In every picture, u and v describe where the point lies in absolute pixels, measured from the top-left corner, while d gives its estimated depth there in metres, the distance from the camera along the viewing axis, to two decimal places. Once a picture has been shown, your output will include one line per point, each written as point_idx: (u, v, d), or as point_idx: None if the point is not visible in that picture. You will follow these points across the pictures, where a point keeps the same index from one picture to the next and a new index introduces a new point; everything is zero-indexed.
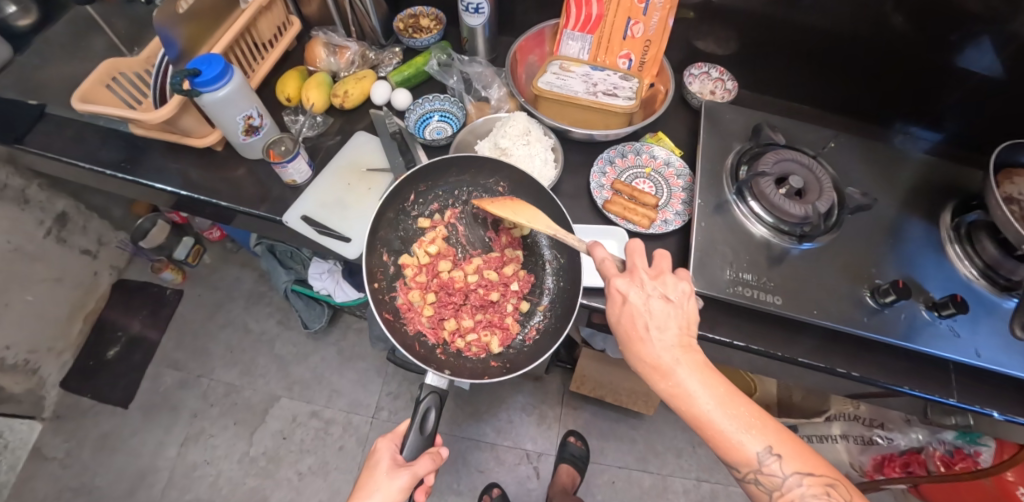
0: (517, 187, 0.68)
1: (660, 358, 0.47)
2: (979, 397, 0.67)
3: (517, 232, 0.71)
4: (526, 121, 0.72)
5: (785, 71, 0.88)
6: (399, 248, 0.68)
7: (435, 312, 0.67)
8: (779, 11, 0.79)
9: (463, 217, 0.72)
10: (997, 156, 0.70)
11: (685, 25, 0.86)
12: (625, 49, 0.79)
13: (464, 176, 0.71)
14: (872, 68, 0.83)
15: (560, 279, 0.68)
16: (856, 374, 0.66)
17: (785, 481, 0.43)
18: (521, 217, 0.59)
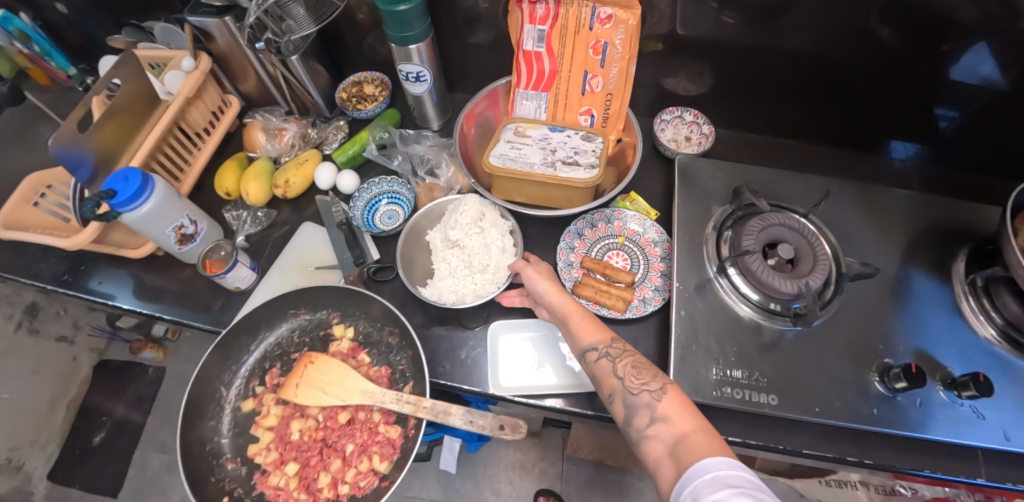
0: (310, 300, 0.66)
1: (551, 294, 0.57)
2: (1014, 474, 0.59)
3: (347, 339, 0.66)
4: (479, 204, 0.68)
5: (767, 103, 0.80)
6: (237, 448, 0.61)
7: (304, 478, 0.60)
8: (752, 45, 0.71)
9: (282, 369, 0.65)
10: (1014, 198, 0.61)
11: (652, 59, 0.77)
12: (585, 105, 0.71)
13: (260, 331, 0.65)
14: (859, 94, 0.75)
15: (402, 362, 0.63)
16: (869, 462, 0.58)
17: (625, 358, 0.51)
18: (332, 397, 0.61)
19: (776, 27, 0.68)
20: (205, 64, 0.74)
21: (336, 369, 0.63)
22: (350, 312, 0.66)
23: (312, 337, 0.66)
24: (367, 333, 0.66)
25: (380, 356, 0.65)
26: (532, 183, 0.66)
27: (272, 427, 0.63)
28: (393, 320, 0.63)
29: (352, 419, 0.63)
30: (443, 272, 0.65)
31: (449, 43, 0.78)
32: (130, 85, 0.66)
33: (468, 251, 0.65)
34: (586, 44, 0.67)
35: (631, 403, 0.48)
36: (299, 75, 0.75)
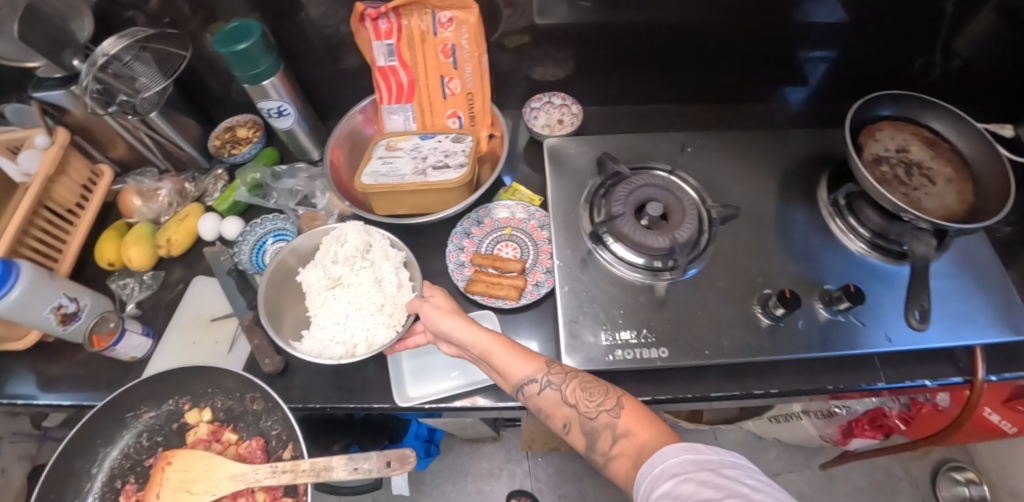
0: (150, 394, 0.60)
1: (459, 327, 0.53)
2: (907, 371, 0.63)
3: (205, 423, 0.62)
4: (365, 233, 0.66)
5: (635, 75, 0.83)
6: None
7: None
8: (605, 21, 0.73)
9: (141, 480, 0.60)
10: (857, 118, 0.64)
11: (515, 54, 0.79)
12: (450, 108, 0.73)
13: (100, 451, 0.58)
14: (719, 50, 0.79)
15: (274, 427, 0.60)
16: (774, 392, 0.60)
17: (564, 380, 0.49)
18: (202, 495, 0.54)
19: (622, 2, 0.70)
20: (62, 137, 0.72)
21: (197, 462, 0.55)
22: (205, 393, 0.62)
23: (168, 433, 0.62)
24: (228, 405, 0.62)
25: (248, 429, 0.62)
26: (406, 194, 0.67)
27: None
28: (252, 388, 0.59)
29: None
30: (327, 320, 0.62)
31: (314, 71, 0.79)
32: None
33: (353, 290, 0.63)
34: (435, 50, 0.69)
35: (590, 427, 0.45)
36: (165, 131, 0.75)
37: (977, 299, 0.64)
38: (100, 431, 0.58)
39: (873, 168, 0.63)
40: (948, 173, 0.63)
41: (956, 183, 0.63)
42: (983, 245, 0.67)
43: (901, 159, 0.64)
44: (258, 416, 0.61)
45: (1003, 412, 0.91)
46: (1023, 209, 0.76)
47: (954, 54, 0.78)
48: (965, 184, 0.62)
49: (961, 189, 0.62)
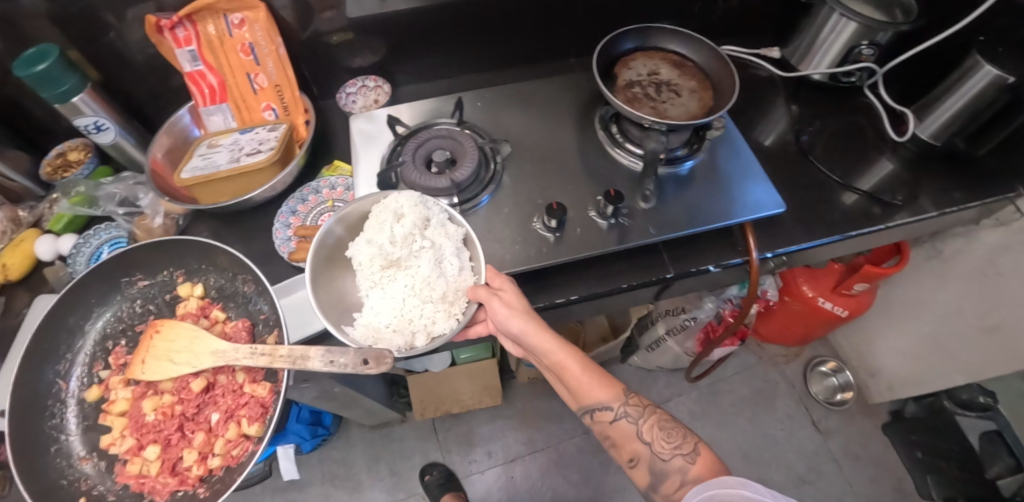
0: (146, 264, 0.68)
1: (527, 330, 0.57)
2: (693, 260, 0.72)
3: (195, 297, 0.68)
4: (421, 206, 0.61)
5: (447, 51, 0.91)
6: (89, 441, 0.62)
7: (165, 462, 0.61)
8: (409, 6, 0.80)
9: (131, 344, 0.67)
10: (605, 52, 0.71)
11: (331, 46, 0.84)
12: (263, 101, 0.79)
13: (97, 308, 0.66)
14: (515, 17, 0.88)
15: (258, 308, 0.66)
16: (575, 297, 0.68)
17: (641, 414, 0.57)
18: (184, 366, 0.62)
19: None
20: None
21: (183, 334, 0.63)
22: (207, 268, 0.69)
23: (157, 302, 0.69)
24: (215, 283, 0.69)
25: (238, 309, 0.68)
26: (224, 181, 0.72)
27: (124, 411, 0.63)
28: (244, 271, 0.65)
29: (208, 386, 0.64)
30: (380, 306, 0.60)
31: (136, 86, 0.82)
32: None
33: (415, 272, 0.61)
34: (233, 49, 0.75)
35: (661, 468, 0.54)
36: None
37: (742, 184, 0.71)
38: (92, 289, 0.65)
39: (624, 90, 0.70)
40: (693, 85, 0.71)
41: (698, 92, 0.70)
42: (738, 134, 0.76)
43: (652, 80, 0.71)
44: (250, 294, 0.67)
45: (832, 298, 1.04)
46: (780, 122, 0.92)
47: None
48: (706, 92, 0.70)
49: (702, 96, 0.70)
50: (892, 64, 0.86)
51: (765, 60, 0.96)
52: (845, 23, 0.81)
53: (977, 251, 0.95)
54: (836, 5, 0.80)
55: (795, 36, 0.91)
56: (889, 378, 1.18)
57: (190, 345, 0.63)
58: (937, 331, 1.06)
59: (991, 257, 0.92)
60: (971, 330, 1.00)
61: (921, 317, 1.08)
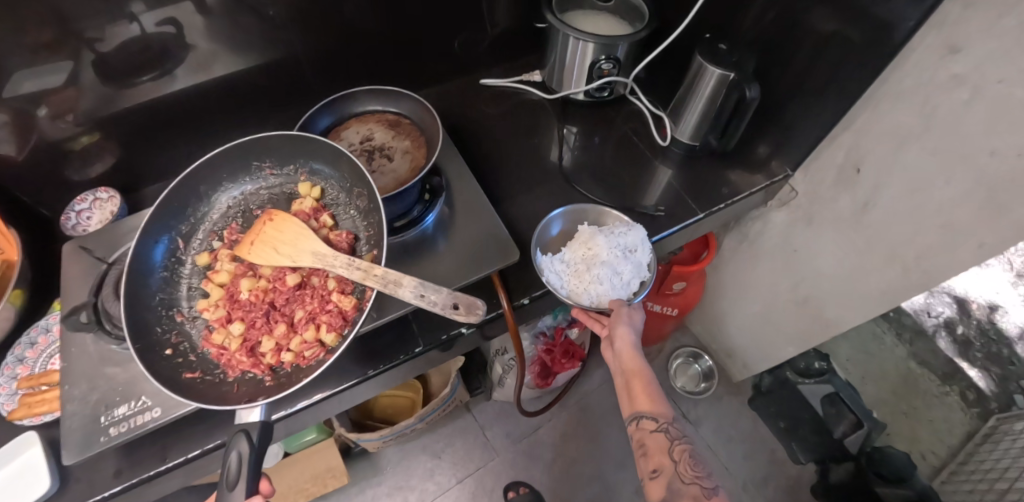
0: (276, 152, 0.67)
1: (625, 335, 0.68)
2: (443, 328, 0.72)
3: (309, 199, 0.65)
4: (639, 239, 0.75)
5: (200, 141, 0.87)
6: (190, 299, 0.63)
7: (245, 342, 0.58)
8: (137, 102, 0.75)
9: (241, 228, 0.67)
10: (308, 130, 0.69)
11: (53, 164, 0.76)
12: None
13: (223, 183, 0.68)
14: (261, 99, 0.86)
15: (371, 218, 0.63)
16: (319, 397, 0.66)
17: (682, 436, 0.63)
18: (284, 259, 0.59)
19: (161, 72, 0.73)
20: None
21: (289, 228, 0.60)
22: (318, 162, 0.67)
23: (272, 196, 0.69)
24: (340, 191, 0.66)
25: (345, 220, 0.65)
26: None
27: (224, 283, 0.62)
28: (360, 179, 0.62)
29: (301, 284, 0.61)
30: (571, 267, 0.76)
31: None
32: None
33: (593, 259, 0.75)
34: None
35: (679, 487, 0.58)
36: None
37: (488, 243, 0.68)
38: (202, 179, 0.66)
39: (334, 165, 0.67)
40: (407, 145, 0.69)
41: (412, 152, 0.68)
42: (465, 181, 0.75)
43: (364, 148, 0.68)
44: (359, 217, 0.65)
45: (661, 300, 1.07)
46: (549, 145, 0.91)
47: (497, 24, 0.94)
48: (419, 151, 0.68)
49: (415, 155, 0.67)
50: (637, 71, 0.87)
51: (530, 84, 0.97)
52: (582, 45, 0.80)
53: (773, 230, 0.99)
54: (566, 30, 0.79)
55: (547, 60, 0.90)
56: (742, 357, 1.23)
57: (295, 235, 0.60)
58: (765, 309, 1.10)
59: (786, 235, 0.97)
60: (789, 305, 1.03)
61: (750, 297, 1.12)
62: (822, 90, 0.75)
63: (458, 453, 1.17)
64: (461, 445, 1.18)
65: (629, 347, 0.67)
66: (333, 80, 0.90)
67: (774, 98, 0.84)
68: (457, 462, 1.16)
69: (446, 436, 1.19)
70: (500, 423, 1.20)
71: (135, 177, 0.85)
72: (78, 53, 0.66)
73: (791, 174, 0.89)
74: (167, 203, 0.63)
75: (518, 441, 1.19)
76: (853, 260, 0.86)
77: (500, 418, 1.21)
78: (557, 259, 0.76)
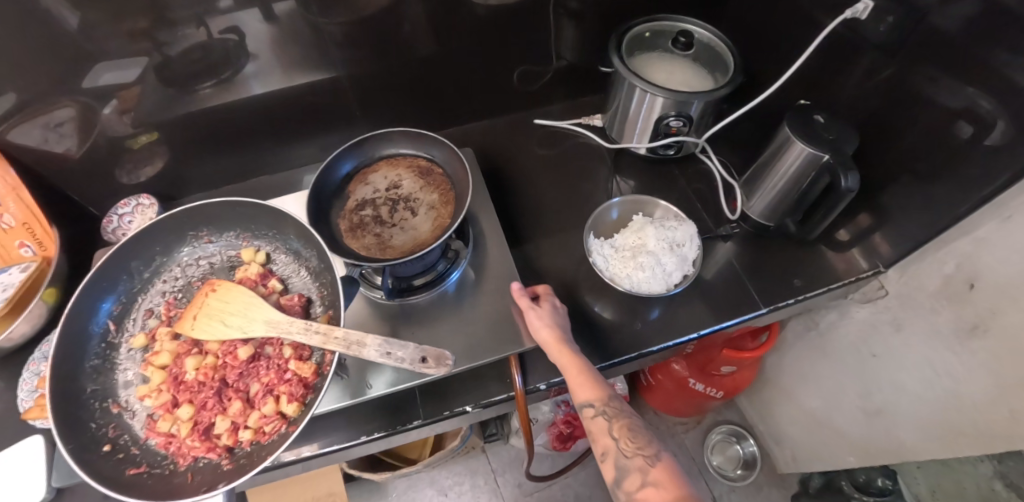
0: (215, 222, 0.70)
1: (549, 335, 0.56)
2: (452, 399, 0.67)
3: (255, 266, 0.68)
4: (689, 235, 0.70)
5: (248, 150, 0.85)
6: (127, 386, 0.61)
7: (195, 426, 0.57)
8: (190, 110, 0.74)
9: (183, 299, 0.68)
10: (333, 173, 0.65)
11: (106, 161, 0.77)
12: (13, 240, 0.73)
13: (157, 258, 0.69)
14: (314, 116, 0.83)
15: (322, 279, 0.66)
16: (307, 454, 0.63)
17: (623, 409, 0.52)
18: (234, 332, 0.60)
19: (219, 79, 0.71)
20: None
21: (236, 298, 0.62)
22: (257, 231, 0.71)
23: (216, 263, 0.71)
24: (284, 253, 0.70)
25: (292, 286, 0.68)
26: None
27: (166, 365, 0.61)
28: (308, 243, 0.67)
29: (254, 355, 0.61)
30: (618, 252, 0.71)
31: None
32: None
33: (640, 245, 0.70)
34: None
35: (624, 466, 0.48)
36: None
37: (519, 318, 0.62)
38: (134, 253, 0.67)
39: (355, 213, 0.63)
40: (433, 199, 0.65)
41: (437, 208, 0.64)
42: (492, 236, 0.69)
43: (388, 197, 0.65)
44: (310, 281, 0.67)
45: (705, 379, 0.95)
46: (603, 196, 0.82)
47: (562, 57, 0.86)
48: (444, 208, 0.64)
49: (438, 213, 0.63)
50: (710, 132, 0.77)
51: (589, 129, 0.89)
52: (650, 97, 0.71)
53: (852, 325, 0.85)
54: (633, 80, 0.70)
55: (609, 106, 0.82)
56: (791, 449, 1.12)
57: (244, 307, 0.61)
58: (827, 408, 0.95)
59: (865, 335, 0.82)
60: (857, 412, 0.88)
61: (814, 387, 0.98)
62: (938, 179, 0.60)
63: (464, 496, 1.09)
64: (468, 489, 1.10)
65: (537, 323, 0.57)
66: (389, 104, 0.85)
67: (877, 176, 0.70)
68: None
69: (455, 473, 1.11)
70: (514, 471, 1.11)
71: (183, 178, 0.86)
72: (133, 58, 0.65)
73: (883, 271, 0.75)
74: (95, 285, 0.63)
75: (528, 495, 1.09)
76: (938, 390, 0.70)
77: (514, 466, 1.12)
78: (604, 244, 0.72)
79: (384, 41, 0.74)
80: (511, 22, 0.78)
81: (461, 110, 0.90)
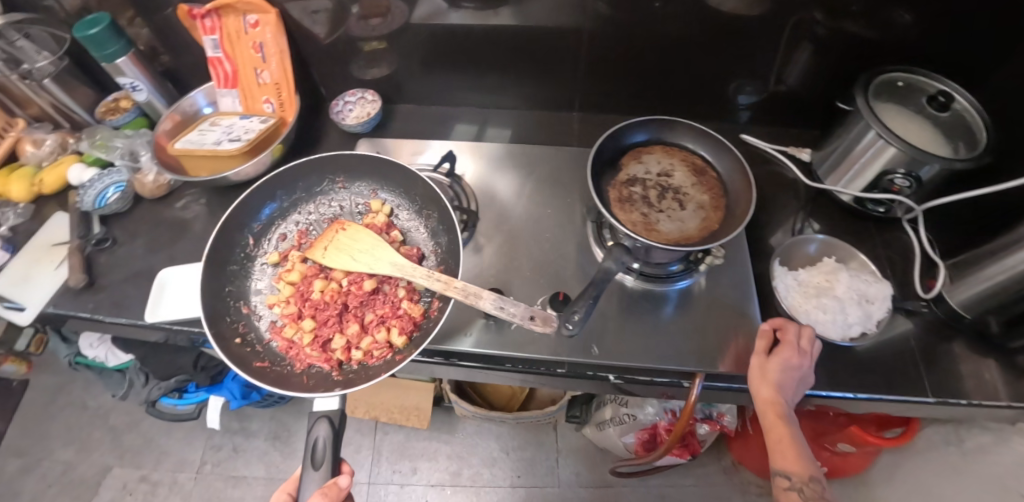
0: (354, 170, 0.78)
1: (768, 386, 0.54)
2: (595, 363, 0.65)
3: (382, 216, 0.74)
4: (886, 297, 0.65)
5: (461, 78, 0.91)
6: (257, 293, 0.70)
7: (316, 337, 0.65)
8: (421, 26, 0.81)
9: (313, 231, 0.76)
10: (613, 142, 0.64)
11: (342, 57, 0.88)
12: (264, 94, 0.85)
13: (298, 192, 0.77)
14: (529, 61, 0.87)
15: (439, 240, 0.72)
16: (452, 360, 0.66)
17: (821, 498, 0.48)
18: (360, 265, 0.67)
19: (460, 7, 0.77)
20: None
21: (365, 238, 0.69)
22: (386, 188, 0.78)
23: (347, 209, 0.78)
24: (406, 211, 0.76)
25: (410, 239, 0.73)
26: (199, 157, 0.80)
27: (295, 282, 0.69)
28: (432, 201, 0.73)
29: (374, 289, 0.68)
30: (800, 285, 0.68)
31: (184, 62, 0.93)
32: None
33: (827, 287, 0.67)
34: (246, 45, 0.81)
35: None
36: (60, 96, 0.93)
37: (723, 334, 0.62)
38: (283, 182, 0.76)
39: (622, 187, 0.63)
40: (704, 200, 0.63)
41: (706, 209, 0.62)
42: None
43: (658, 183, 0.64)
44: (427, 238, 0.73)
45: (815, 449, 0.90)
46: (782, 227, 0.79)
47: (783, 82, 0.85)
48: (714, 213, 0.61)
49: (709, 216, 0.61)
50: (934, 203, 0.72)
51: (792, 160, 0.86)
52: (882, 145, 0.67)
53: (1009, 459, 0.75)
54: (870, 121, 0.68)
55: (827, 144, 0.79)
56: None
57: (370, 246, 0.68)
58: None
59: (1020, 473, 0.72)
60: None
61: None
62: None
63: (523, 460, 1.13)
64: (530, 455, 1.13)
65: (759, 375, 0.55)
66: (594, 77, 0.89)
67: None
68: (518, 467, 1.12)
69: (522, 439, 1.15)
70: (576, 459, 1.12)
71: (395, 89, 0.94)
72: None
73: None
74: (251, 201, 0.73)
75: (582, 487, 1.09)
76: None
77: (577, 455, 1.13)
78: (787, 273, 0.69)
79: (621, 18, 0.77)
80: (737, 34, 0.78)
81: (654, 101, 0.92)
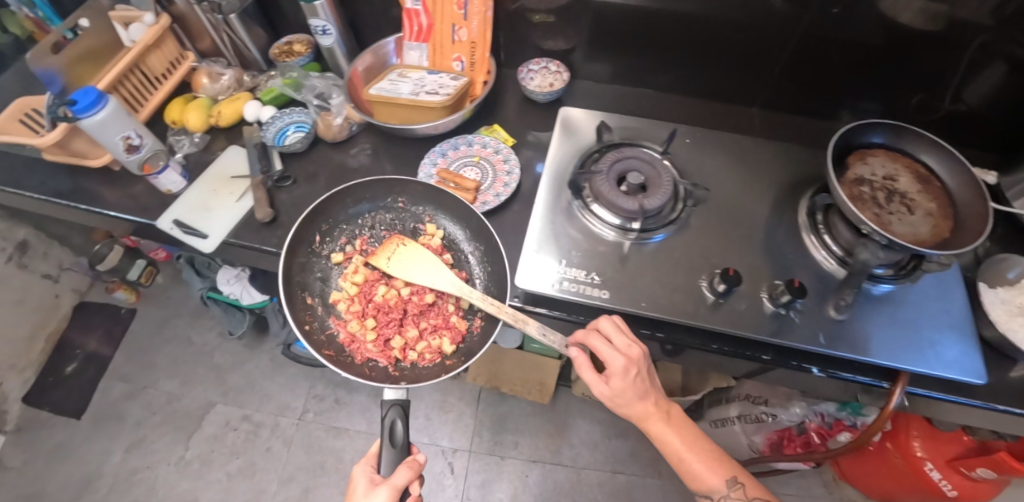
0: (415, 193, 0.76)
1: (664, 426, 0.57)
2: (804, 354, 0.66)
3: (437, 237, 0.74)
4: None
5: (637, 60, 0.92)
6: (323, 286, 0.71)
7: (379, 336, 0.69)
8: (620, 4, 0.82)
9: (373, 241, 0.75)
10: (843, 139, 0.67)
11: (527, 25, 0.89)
12: (456, 52, 0.87)
13: (364, 203, 0.75)
14: (715, 51, 0.87)
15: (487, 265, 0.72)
16: (660, 335, 0.67)
17: None
18: (421, 279, 0.69)
19: None
20: (165, 20, 0.91)
21: (419, 254, 0.71)
22: (446, 214, 0.76)
23: (403, 225, 0.76)
24: (460, 234, 0.75)
25: (459, 259, 0.74)
26: (398, 106, 0.81)
27: (359, 283, 0.72)
28: (482, 233, 0.72)
29: (433, 300, 0.71)
30: (1004, 304, 0.69)
31: (363, 13, 0.94)
32: (96, 29, 0.86)
33: None
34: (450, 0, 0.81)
35: None
36: (240, 34, 0.94)
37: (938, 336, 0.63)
38: (348, 192, 0.73)
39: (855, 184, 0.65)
40: (931, 207, 0.63)
41: (935, 217, 0.63)
42: None
43: (885, 186, 0.65)
44: (473, 262, 0.73)
45: (946, 471, 0.89)
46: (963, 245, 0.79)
47: (960, 101, 0.83)
48: (944, 221, 0.62)
49: (939, 223, 0.62)
50: None
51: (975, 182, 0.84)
52: None
53: None
54: None
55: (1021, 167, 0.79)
56: None
57: (427, 262, 0.70)
58: None
59: None
60: None
61: None
62: None
63: (625, 448, 1.14)
64: (631, 443, 1.15)
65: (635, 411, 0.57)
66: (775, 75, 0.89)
67: None
68: (619, 454, 1.13)
69: (624, 427, 1.16)
70: None
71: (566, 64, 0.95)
72: None
73: None
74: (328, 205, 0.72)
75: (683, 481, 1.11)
76: None
77: None
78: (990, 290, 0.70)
79: (829, 17, 0.77)
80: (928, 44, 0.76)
81: (827, 106, 0.91)
